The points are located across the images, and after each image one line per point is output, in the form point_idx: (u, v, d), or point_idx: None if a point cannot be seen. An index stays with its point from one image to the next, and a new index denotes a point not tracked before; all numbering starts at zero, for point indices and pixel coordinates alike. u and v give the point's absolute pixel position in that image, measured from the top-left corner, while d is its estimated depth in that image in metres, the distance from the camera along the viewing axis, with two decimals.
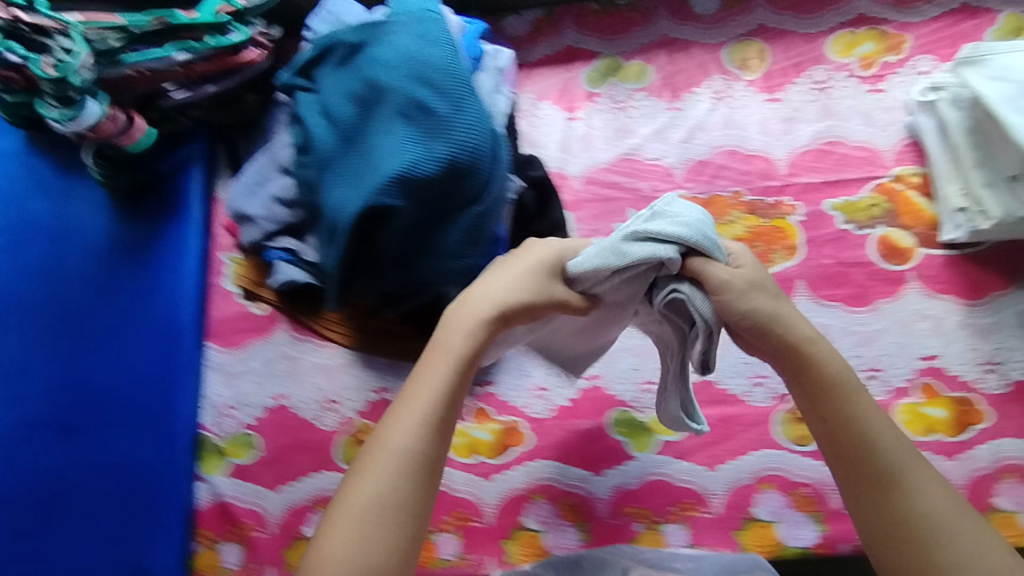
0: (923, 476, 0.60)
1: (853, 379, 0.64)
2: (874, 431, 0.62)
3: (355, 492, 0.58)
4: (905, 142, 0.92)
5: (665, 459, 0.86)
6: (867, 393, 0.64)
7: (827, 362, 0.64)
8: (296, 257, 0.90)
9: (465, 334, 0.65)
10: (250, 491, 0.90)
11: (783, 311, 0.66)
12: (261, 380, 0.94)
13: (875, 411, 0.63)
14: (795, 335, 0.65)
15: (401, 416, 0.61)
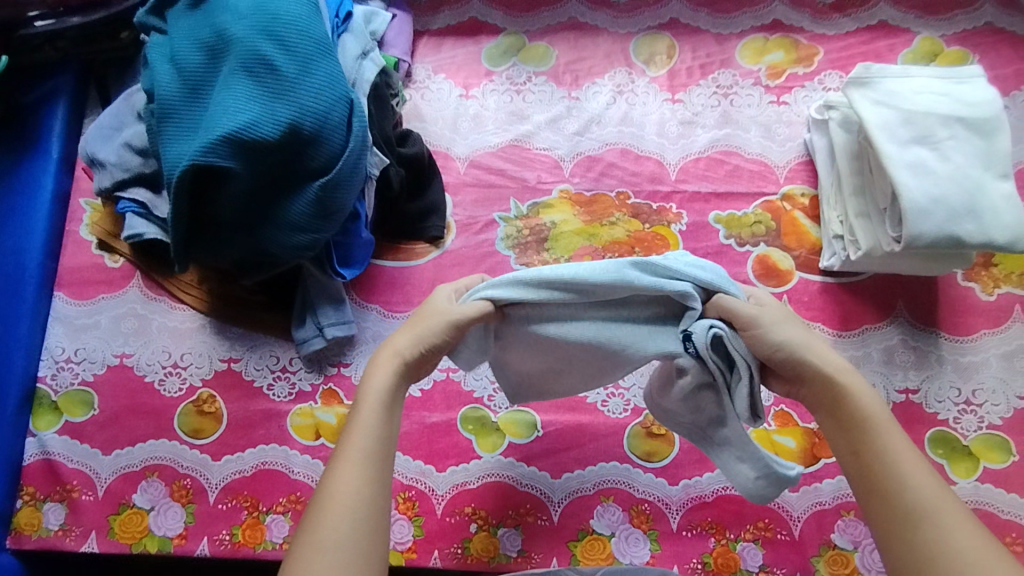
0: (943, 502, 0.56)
1: (875, 406, 0.62)
2: (897, 460, 0.58)
3: (314, 549, 0.54)
4: (799, 160, 0.89)
5: (510, 462, 0.83)
6: (895, 427, 0.60)
7: (847, 388, 0.62)
8: (146, 211, 0.85)
9: (386, 373, 0.64)
10: (80, 451, 0.86)
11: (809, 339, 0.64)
12: (106, 337, 0.89)
13: (899, 440, 0.60)
14: (825, 362, 0.63)
15: (346, 462, 0.58)
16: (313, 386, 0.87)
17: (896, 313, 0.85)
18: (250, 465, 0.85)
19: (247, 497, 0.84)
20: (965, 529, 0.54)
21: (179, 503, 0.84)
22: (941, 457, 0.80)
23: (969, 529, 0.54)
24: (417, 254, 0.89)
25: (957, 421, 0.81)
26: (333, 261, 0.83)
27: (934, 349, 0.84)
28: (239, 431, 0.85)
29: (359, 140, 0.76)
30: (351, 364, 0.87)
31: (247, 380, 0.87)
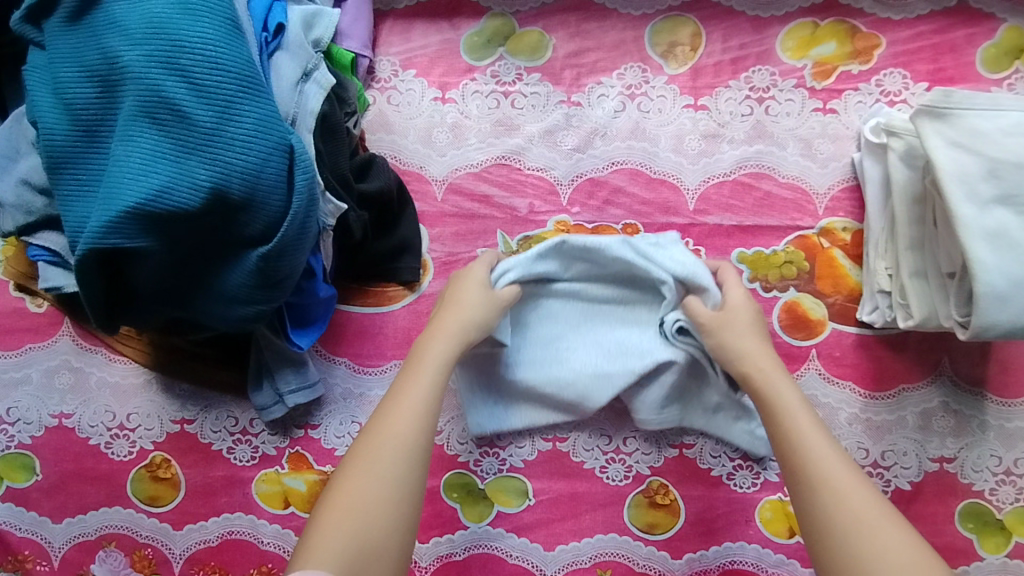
0: (844, 474, 0.56)
1: (792, 399, 0.62)
2: (805, 437, 0.59)
3: (347, 486, 0.55)
4: (844, 186, 0.75)
5: (498, 532, 0.76)
6: (812, 413, 0.61)
7: (764, 382, 0.64)
8: (62, 259, 0.70)
9: (445, 344, 0.65)
10: (27, 519, 0.78)
11: (749, 334, 0.67)
12: (39, 394, 0.79)
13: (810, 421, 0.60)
14: (749, 358, 0.66)
15: (394, 409, 0.60)
16: (278, 450, 0.78)
17: (940, 371, 0.74)
18: (215, 534, 0.77)
19: (215, 568, 0.77)
20: (865, 498, 0.54)
21: (142, 574, 0.77)
22: (970, 532, 0.73)
23: (869, 498, 0.54)
24: (390, 297, 0.77)
25: (994, 493, 0.73)
26: (286, 324, 0.70)
27: (979, 414, 0.74)
28: (199, 499, 0.77)
29: (303, 198, 0.58)
30: (320, 425, 0.77)
31: (204, 443, 0.78)
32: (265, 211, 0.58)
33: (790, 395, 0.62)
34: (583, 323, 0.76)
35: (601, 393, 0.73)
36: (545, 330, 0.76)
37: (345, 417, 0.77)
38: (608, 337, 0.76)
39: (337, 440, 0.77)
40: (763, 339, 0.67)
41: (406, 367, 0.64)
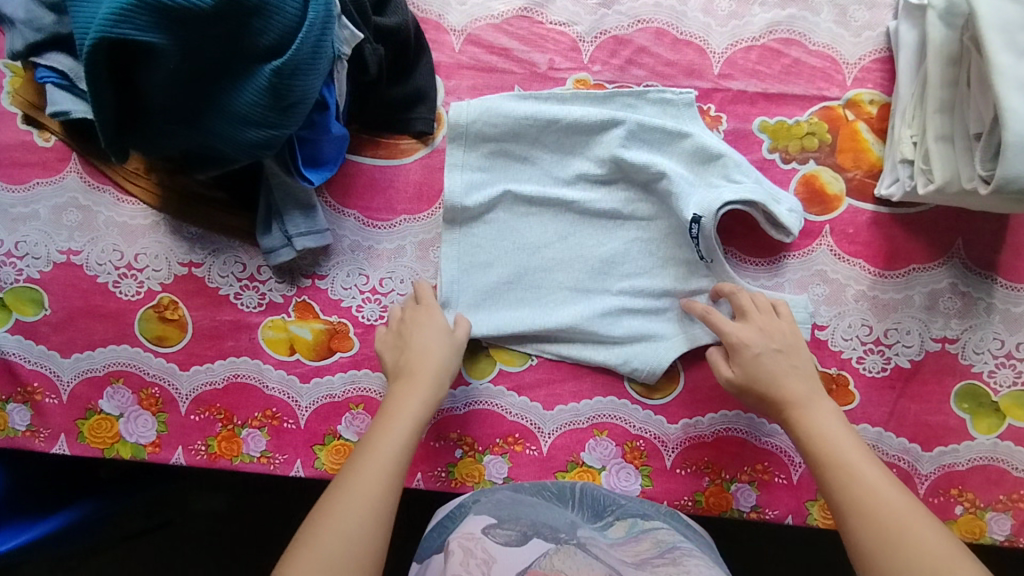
0: (904, 509, 0.57)
1: (832, 429, 0.63)
2: (857, 476, 0.60)
3: (334, 518, 0.58)
4: (875, 57, 0.72)
5: (499, 390, 0.78)
6: (859, 447, 0.62)
7: (802, 416, 0.64)
8: (70, 82, 0.69)
9: (420, 393, 0.67)
10: (36, 352, 0.79)
11: (772, 367, 0.66)
12: (46, 229, 0.78)
13: (857, 455, 0.61)
14: (779, 390, 0.66)
15: (378, 440, 0.63)
16: (284, 298, 0.78)
17: (953, 252, 0.74)
18: (221, 376, 0.79)
19: (221, 410, 0.79)
20: (928, 529, 0.55)
21: (148, 412, 0.79)
22: (964, 412, 0.74)
23: (931, 529, 0.56)
24: (402, 150, 0.76)
25: (992, 375, 0.74)
26: (297, 161, 0.68)
27: (985, 297, 0.74)
28: (206, 342, 0.78)
29: (319, 9, 0.58)
30: (327, 277, 0.78)
31: (211, 287, 0.78)
32: (278, 20, 0.57)
33: (829, 428, 0.63)
34: (571, 236, 0.75)
35: (604, 322, 0.74)
36: (529, 234, 0.75)
37: (352, 268, 0.77)
38: (601, 237, 0.75)
39: (344, 291, 0.77)
40: (790, 364, 0.67)
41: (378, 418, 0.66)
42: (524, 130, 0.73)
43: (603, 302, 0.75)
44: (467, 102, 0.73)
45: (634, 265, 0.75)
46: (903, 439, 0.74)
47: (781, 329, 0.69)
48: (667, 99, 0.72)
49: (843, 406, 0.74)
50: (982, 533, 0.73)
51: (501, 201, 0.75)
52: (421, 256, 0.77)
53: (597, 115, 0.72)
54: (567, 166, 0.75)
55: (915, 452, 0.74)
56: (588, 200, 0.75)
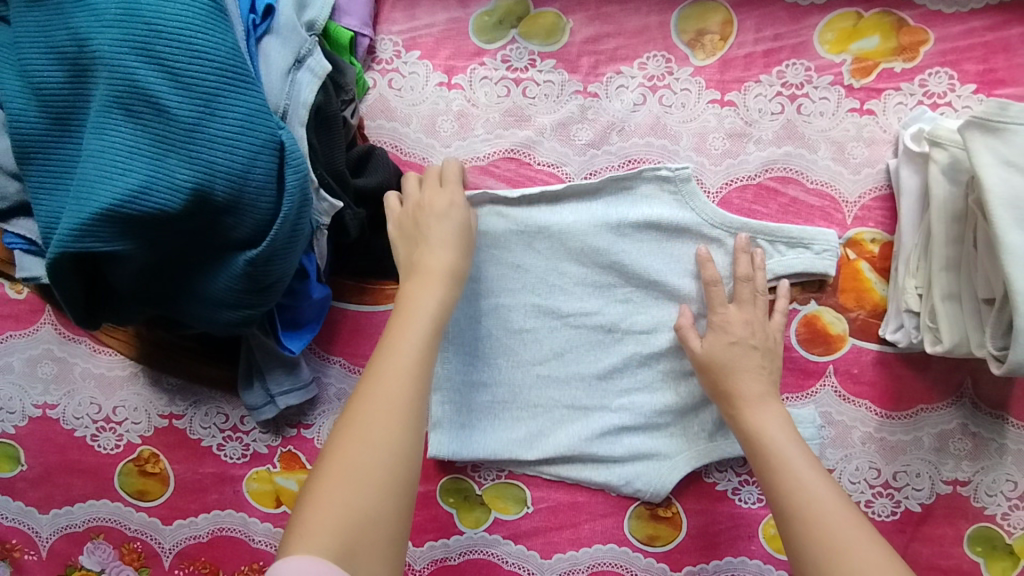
0: (846, 522, 0.53)
1: (778, 433, 0.61)
2: (800, 484, 0.56)
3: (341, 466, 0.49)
4: (876, 194, 0.70)
5: (495, 538, 0.75)
6: (810, 461, 0.58)
7: (750, 413, 0.62)
8: (38, 247, 0.66)
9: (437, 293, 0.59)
10: (14, 508, 0.77)
11: (742, 359, 0.65)
12: (20, 383, 0.76)
13: (803, 463, 0.58)
14: (738, 386, 0.64)
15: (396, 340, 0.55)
16: (270, 448, 0.75)
17: (962, 393, 0.71)
18: (205, 530, 0.76)
19: (205, 563, 0.76)
20: (864, 539, 0.51)
21: (131, 567, 0.76)
22: (977, 555, 0.71)
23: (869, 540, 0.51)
24: (388, 296, 0.73)
25: (1006, 517, 0.71)
26: (277, 327, 0.66)
27: (997, 438, 0.71)
28: (188, 495, 0.75)
29: (295, 199, 0.54)
30: (313, 425, 0.75)
31: (193, 439, 0.75)
32: (250, 217, 0.53)
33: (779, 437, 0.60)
34: (568, 351, 0.74)
35: (601, 442, 0.73)
36: (524, 347, 0.74)
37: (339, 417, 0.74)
38: (601, 361, 0.73)
39: None
40: (760, 362, 0.65)
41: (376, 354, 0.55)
42: (518, 240, 0.72)
43: (601, 420, 0.74)
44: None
45: (635, 378, 0.73)
46: None
47: (760, 325, 0.67)
48: (662, 177, 0.70)
49: None
50: None
51: (494, 315, 0.74)
52: None
53: (593, 228, 0.72)
54: (564, 273, 0.73)
55: None
56: (585, 311, 0.73)
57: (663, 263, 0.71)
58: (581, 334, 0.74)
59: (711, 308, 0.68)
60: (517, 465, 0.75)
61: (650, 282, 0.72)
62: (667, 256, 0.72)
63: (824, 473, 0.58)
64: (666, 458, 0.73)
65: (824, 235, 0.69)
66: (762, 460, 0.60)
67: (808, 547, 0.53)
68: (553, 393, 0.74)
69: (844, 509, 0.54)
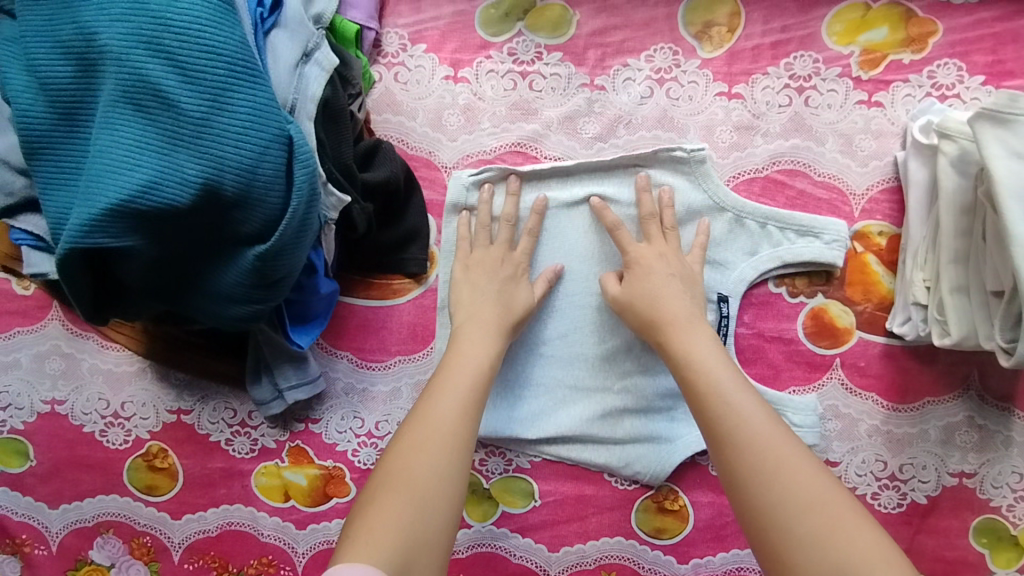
0: (784, 445, 0.52)
1: (711, 357, 0.59)
2: (739, 409, 0.55)
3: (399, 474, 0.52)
4: (884, 187, 0.70)
5: (503, 532, 0.75)
6: (746, 387, 0.56)
7: (681, 340, 0.61)
8: (46, 243, 0.66)
9: (489, 342, 0.64)
10: (23, 503, 0.77)
11: (654, 288, 0.65)
12: (29, 379, 0.76)
13: (737, 388, 0.56)
14: (660, 311, 0.63)
15: (450, 375, 0.60)
16: (278, 443, 0.75)
17: (968, 385, 0.71)
18: (214, 524, 0.76)
19: (215, 558, 0.76)
20: (803, 461, 0.51)
21: (140, 562, 0.77)
22: (983, 546, 0.72)
23: (806, 462, 0.51)
24: (395, 290, 0.74)
25: (1011, 509, 0.71)
26: (285, 322, 0.66)
27: (1004, 430, 0.71)
28: (197, 489, 0.76)
29: (304, 194, 0.54)
30: (321, 420, 0.75)
31: (201, 434, 0.75)
32: (258, 212, 0.53)
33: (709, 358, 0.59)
34: (571, 332, 0.74)
35: (603, 425, 0.74)
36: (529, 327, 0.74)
37: (346, 412, 0.75)
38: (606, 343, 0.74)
39: (339, 435, 0.75)
40: (676, 287, 0.65)
41: (432, 385, 0.60)
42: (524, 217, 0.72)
43: (603, 402, 0.74)
44: (470, 173, 0.71)
45: (638, 361, 0.74)
46: None
47: (673, 258, 0.67)
48: (677, 158, 0.70)
49: None
50: None
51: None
52: (416, 397, 0.74)
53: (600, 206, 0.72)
54: (569, 254, 0.73)
55: None
56: (590, 294, 0.73)
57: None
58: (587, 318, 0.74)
59: (625, 247, 0.68)
60: (516, 447, 0.75)
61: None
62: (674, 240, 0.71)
63: (759, 399, 0.56)
64: (666, 443, 0.73)
65: (835, 224, 0.69)
66: (692, 385, 0.58)
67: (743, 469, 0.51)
68: (555, 373, 0.75)
69: (782, 434, 0.53)
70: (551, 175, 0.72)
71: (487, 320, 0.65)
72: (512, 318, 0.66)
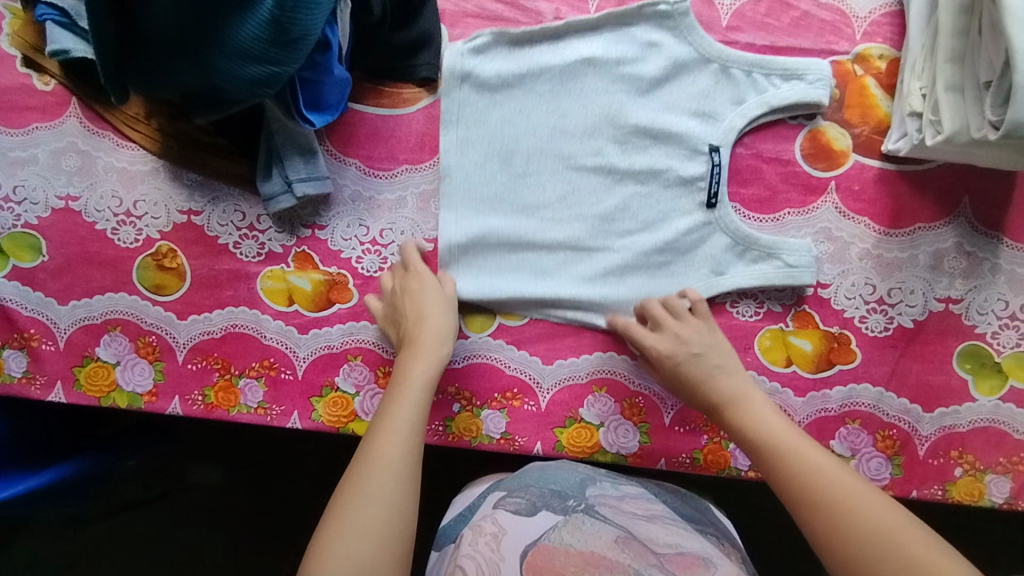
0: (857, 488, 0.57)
1: (772, 419, 0.65)
2: (810, 459, 0.60)
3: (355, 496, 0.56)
4: (885, 12, 0.73)
5: (498, 344, 0.76)
6: (808, 442, 0.62)
7: (740, 410, 0.66)
8: (70, 20, 0.68)
9: (429, 363, 0.67)
10: (33, 298, 0.78)
11: (693, 371, 0.68)
12: (45, 174, 0.78)
13: (804, 442, 0.62)
14: (710, 394, 0.68)
15: (400, 399, 0.64)
16: (284, 249, 0.77)
17: (959, 211, 0.73)
18: (219, 326, 0.78)
19: (218, 360, 0.78)
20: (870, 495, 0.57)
21: (145, 360, 0.78)
22: (966, 372, 0.73)
23: (874, 496, 0.57)
24: (405, 100, 0.76)
25: (995, 336, 0.73)
26: (297, 102, 0.68)
27: (991, 257, 0.73)
28: (204, 291, 0.78)
29: None
30: (327, 227, 0.77)
31: (211, 236, 0.78)
32: None
33: (768, 422, 0.64)
34: (570, 195, 0.74)
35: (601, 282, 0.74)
36: (527, 188, 0.74)
37: (353, 219, 0.77)
38: (607, 202, 0.74)
39: (344, 242, 0.77)
40: (713, 363, 0.68)
41: (382, 412, 0.63)
42: (518, 81, 0.74)
43: (605, 259, 0.74)
44: (465, 42, 0.73)
45: (637, 218, 0.74)
46: (904, 400, 0.73)
47: (698, 329, 0.70)
48: (661, 13, 0.73)
49: (845, 364, 0.73)
50: (982, 495, 0.72)
51: (497, 159, 0.74)
52: (421, 208, 0.76)
53: (594, 71, 0.74)
54: (566, 115, 0.74)
55: (915, 413, 0.73)
56: (589, 153, 0.74)
57: (662, 107, 0.73)
58: (593, 147, 0.74)
59: (643, 340, 0.70)
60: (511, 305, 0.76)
61: (649, 125, 0.73)
62: (664, 96, 0.73)
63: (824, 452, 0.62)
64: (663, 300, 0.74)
65: (818, 65, 0.71)
66: (760, 446, 0.64)
67: (828, 511, 0.57)
68: (554, 234, 0.74)
69: (848, 475, 0.59)
70: (542, 40, 0.74)
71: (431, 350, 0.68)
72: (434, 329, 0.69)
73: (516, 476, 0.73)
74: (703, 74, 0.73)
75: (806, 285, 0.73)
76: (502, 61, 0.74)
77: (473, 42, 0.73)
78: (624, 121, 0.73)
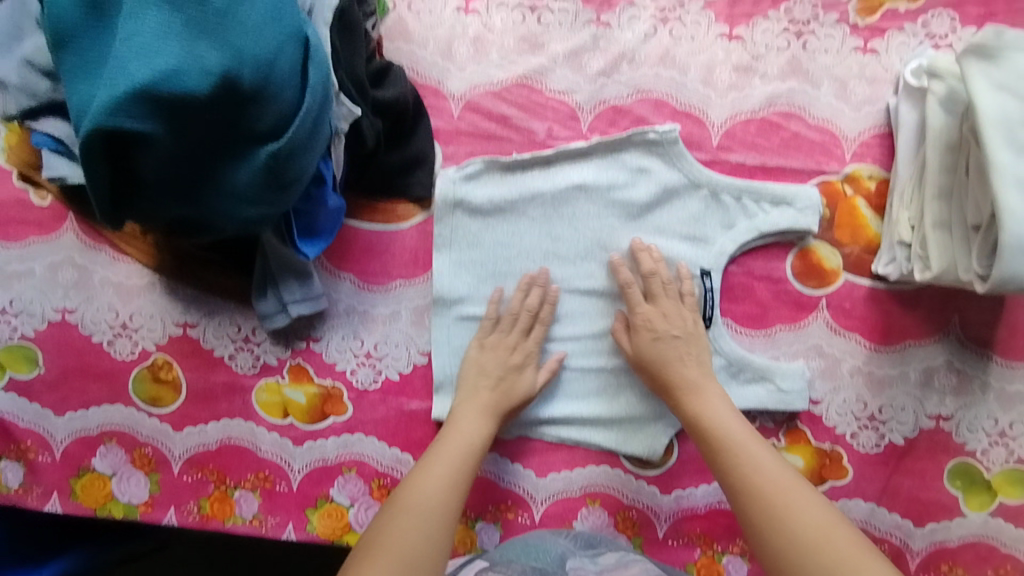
0: (789, 486, 0.60)
1: (722, 413, 0.66)
2: (753, 460, 0.63)
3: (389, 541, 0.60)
4: (874, 132, 0.74)
5: (492, 457, 0.77)
6: (755, 441, 0.64)
7: (696, 400, 0.67)
8: (67, 148, 0.69)
9: (483, 422, 0.70)
10: (30, 410, 0.79)
11: (665, 351, 0.70)
12: (42, 287, 0.78)
13: (747, 438, 0.64)
14: (673, 378, 0.69)
15: (442, 453, 0.67)
16: (279, 360, 0.78)
17: (949, 329, 0.73)
18: (214, 438, 0.78)
19: (214, 471, 0.78)
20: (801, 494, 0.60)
21: (141, 471, 0.78)
22: (957, 489, 0.73)
23: (804, 495, 0.60)
24: (399, 215, 0.77)
25: (985, 453, 0.73)
26: (292, 232, 0.69)
27: (980, 375, 0.73)
28: (200, 403, 0.78)
29: (318, 95, 0.58)
30: (321, 340, 0.77)
31: (206, 348, 0.78)
32: (273, 109, 0.57)
33: (720, 415, 0.66)
34: (564, 315, 0.76)
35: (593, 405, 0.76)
36: None
37: (347, 332, 0.77)
38: (598, 323, 0.75)
39: (339, 355, 0.77)
40: (686, 350, 0.70)
41: (418, 466, 0.67)
42: (510, 206, 0.75)
43: (597, 380, 0.76)
44: (457, 170, 0.74)
45: None
46: (895, 515, 0.73)
47: (681, 314, 0.71)
48: (650, 141, 0.73)
49: (837, 480, 0.74)
50: None
51: (491, 281, 0.76)
52: (415, 322, 0.77)
53: (584, 195, 0.75)
54: (558, 239, 0.75)
55: (907, 528, 0.73)
56: (581, 275, 0.75)
57: (652, 231, 0.74)
58: (585, 266, 0.75)
59: (631, 307, 0.72)
60: (512, 427, 0.77)
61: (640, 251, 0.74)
62: (653, 221, 0.74)
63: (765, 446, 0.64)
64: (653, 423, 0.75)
65: (806, 193, 0.72)
66: (709, 441, 0.65)
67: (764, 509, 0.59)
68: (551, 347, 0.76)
69: (783, 472, 0.61)
70: (536, 165, 0.75)
71: (484, 404, 0.71)
72: (506, 404, 0.71)
73: (501, 545, 0.72)
74: (692, 199, 0.74)
75: (798, 409, 0.74)
76: (492, 184, 0.75)
77: (464, 168, 0.74)
78: (614, 245, 0.75)
